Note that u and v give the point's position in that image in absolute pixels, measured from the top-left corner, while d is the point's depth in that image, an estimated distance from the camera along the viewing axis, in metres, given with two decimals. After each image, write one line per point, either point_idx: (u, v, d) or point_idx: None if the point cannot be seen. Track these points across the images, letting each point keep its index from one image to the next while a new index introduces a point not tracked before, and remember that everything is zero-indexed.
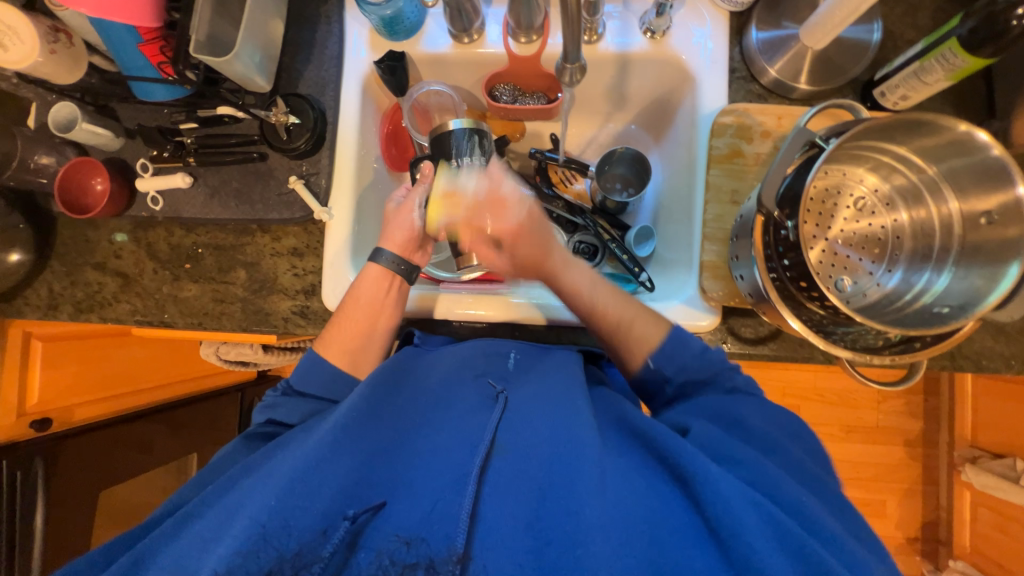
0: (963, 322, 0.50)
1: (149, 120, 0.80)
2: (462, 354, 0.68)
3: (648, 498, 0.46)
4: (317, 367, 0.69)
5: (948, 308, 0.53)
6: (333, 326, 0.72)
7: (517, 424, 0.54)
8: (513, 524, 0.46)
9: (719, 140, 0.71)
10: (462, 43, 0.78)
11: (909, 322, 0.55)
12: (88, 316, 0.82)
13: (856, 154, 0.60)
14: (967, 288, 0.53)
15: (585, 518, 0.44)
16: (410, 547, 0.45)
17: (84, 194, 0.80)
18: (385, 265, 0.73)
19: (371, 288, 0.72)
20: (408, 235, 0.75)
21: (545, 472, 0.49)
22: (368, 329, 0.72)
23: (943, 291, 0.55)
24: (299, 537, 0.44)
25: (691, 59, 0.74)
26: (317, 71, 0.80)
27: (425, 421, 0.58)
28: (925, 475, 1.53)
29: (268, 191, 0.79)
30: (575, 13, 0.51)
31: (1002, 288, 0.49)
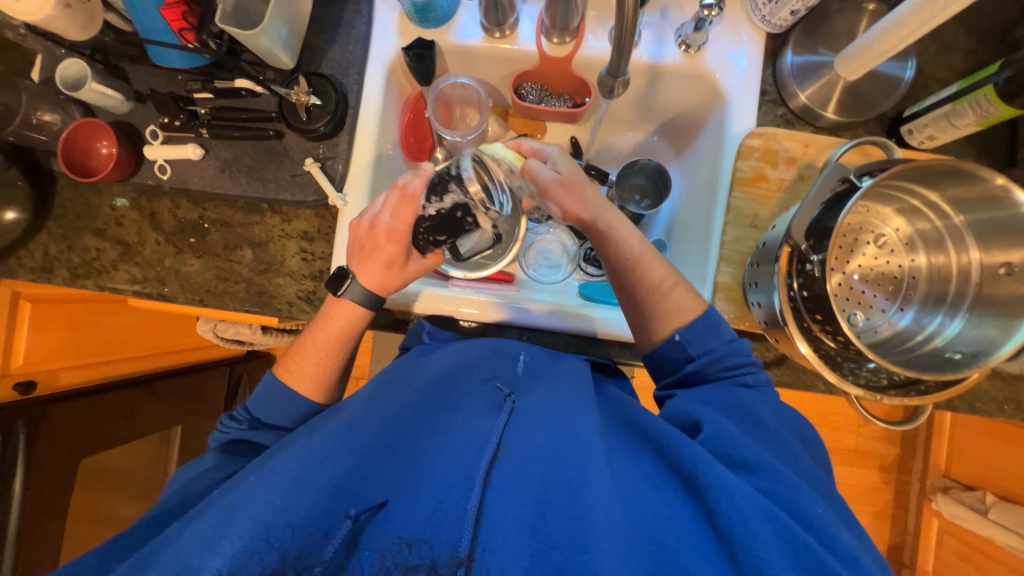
0: (974, 372, 0.51)
1: (161, 85, 0.77)
2: (471, 353, 0.67)
3: (658, 506, 0.46)
4: (282, 395, 0.67)
5: (960, 354, 0.54)
6: (300, 352, 0.70)
7: (522, 428, 0.54)
8: (517, 527, 0.45)
9: (745, 162, 0.71)
10: (493, 37, 0.76)
11: (918, 365, 0.57)
12: (85, 283, 0.80)
13: (885, 193, 0.60)
14: (979, 338, 0.54)
15: (594, 524, 0.44)
16: (412, 549, 0.44)
17: (89, 157, 0.77)
18: (353, 295, 0.69)
19: (348, 316, 0.70)
20: (387, 272, 0.69)
21: (552, 477, 0.48)
22: (334, 358, 0.70)
23: (954, 336, 0.56)
24: (302, 537, 0.44)
25: (724, 77, 0.74)
26: (342, 52, 0.77)
27: (430, 419, 0.57)
28: (896, 499, 1.58)
29: (282, 171, 0.77)
30: (630, 26, 0.52)
31: (1018, 339, 0.50)
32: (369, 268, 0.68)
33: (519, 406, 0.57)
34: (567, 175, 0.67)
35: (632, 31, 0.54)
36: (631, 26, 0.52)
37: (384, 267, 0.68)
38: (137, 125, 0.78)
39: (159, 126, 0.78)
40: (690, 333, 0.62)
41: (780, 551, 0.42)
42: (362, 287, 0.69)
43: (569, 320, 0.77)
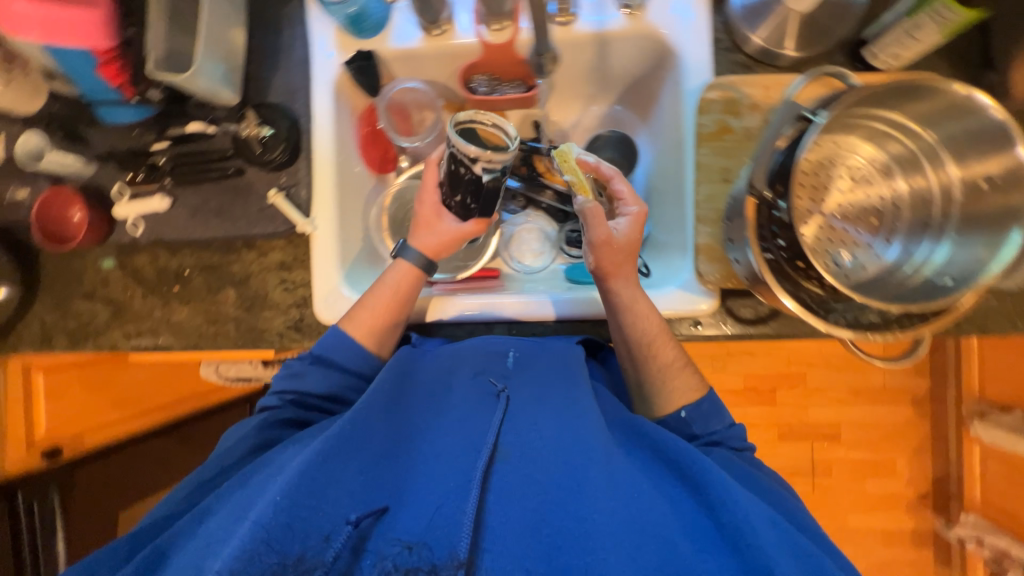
0: (967, 293, 0.46)
1: (119, 142, 0.78)
2: (463, 353, 0.67)
3: (661, 502, 0.48)
4: (341, 342, 0.68)
5: (950, 279, 0.50)
6: (360, 304, 0.71)
7: (520, 425, 0.54)
8: (517, 528, 0.46)
9: (706, 117, 0.68)
10: (432, 35, 0.75)
11: (909, 297, 0.52)
12: (83, 346, 0.82)
13: (849, 123, 0.57)
14: (969, 259, 0.49)
15: (595, 524, 0.45)
16: (412, 551, 0.45)
17: (63, 224, 0.78)
18: (413, 261, 0.72)
19: (408, 282, 0.72)
20: (413, 274, 0.72)
21: (549, 474, 0.49)
22: (391, 321, 0.71)
23: (943, 262, 0.52)
24: (301, 539, 0.43)
25: (671, 32, 0.71)
26: (286, 78, 0.77)
27: (427, 426, 0.57)
28: (933, 431, 1.54)
29: (249, 206, 0.77)
30: None
31: (1006, 256, 0.46)
32: (419, 228, 0.72)
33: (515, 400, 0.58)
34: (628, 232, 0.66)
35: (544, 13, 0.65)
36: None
37: (425, 228, 0.72)
38: (103, 185, 0.80)
39: (125, 182, 0.79)
40: (695, 413, 0.63)
41: (777, 540, 0.44)
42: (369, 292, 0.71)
43: (560, 309, 0.76)
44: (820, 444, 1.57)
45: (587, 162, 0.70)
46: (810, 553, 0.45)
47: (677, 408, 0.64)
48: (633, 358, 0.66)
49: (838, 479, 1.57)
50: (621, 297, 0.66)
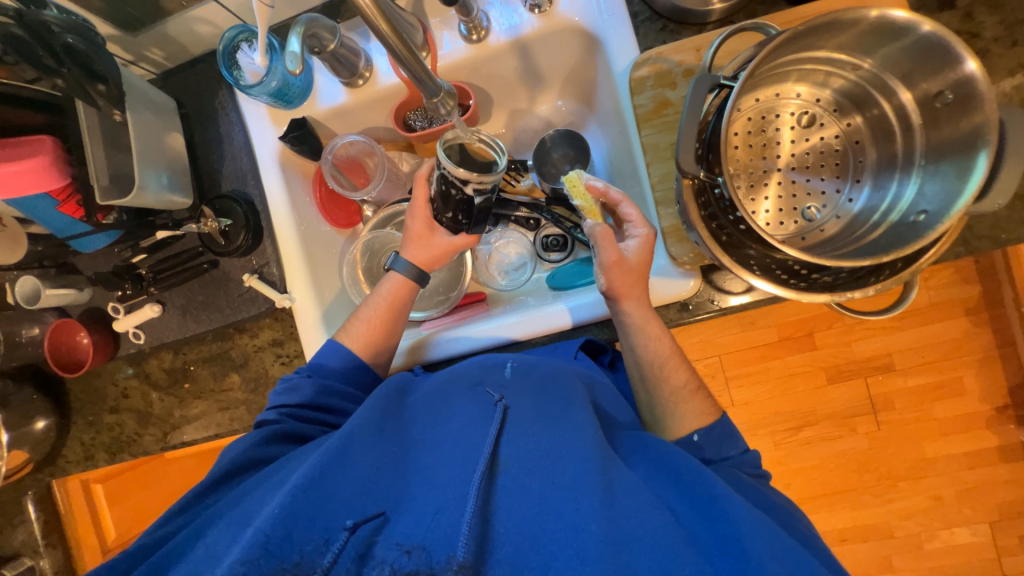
0: (939, 231, 0.44)
1: (104, 264, 0.83)
2: (459, 369, 0.68)
3: (661, 512, 0.48)
4: (337, 350, 0.72)
5: (924, 214, 0.48)
6: (356, 319, 0.75)
7: (517, 437, 0.54)
8: (513, 535, 0.47)
9: (642, 96, 0.65)
10: (357, 86, 0.75)
11: (882, 244, 0.49)
12: (121, 456, 0.88)
13: (781, 71, 0.53)
14: (941, 192, 0.47)
15: (591, 532, 0.45)
16: (411, 556, 0.45)
17: (74, 350, 0.83)
18: (403, 271, 0.75)
19: (402, 293, 0.76)
20: (404, 296, 0.76)
21: (546, 487, 0.50)
22: (391, 324, 0.75)
23: (914, 199, 0.50)
24: (300, 546, 0.45)
25: (586, 19, 0.69)
26: (233, 165, 0.79)
27: (428, 439, 0.59)
28: (997, 338, 1.42)
29: (230, 294, 0.80)
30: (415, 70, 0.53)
31: (976, 181, 0.43)
32: (410, 241, 0.75)
33: (514, 409, 0.58)
34: (635, 260, 0.62)
35: (408, 51, 0.50)
36: (402, 44, 0.49)
37: (417, 242, 0.75)
38: (100, 306, 0.84)
39: (117, 299, 0.82)
40: (708, 435, 0.63)
41: (774, 547, 0.45)
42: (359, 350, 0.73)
43: (547, 321, 0.75)
44: (874, 378, 1.47)
45: (595, 187, 0.65)
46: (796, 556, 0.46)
47: (690, 432, 0.63)
48: (645, 370, 0.66)
49: (903, 411, 1.46)
50: (630, 316, 0.64)
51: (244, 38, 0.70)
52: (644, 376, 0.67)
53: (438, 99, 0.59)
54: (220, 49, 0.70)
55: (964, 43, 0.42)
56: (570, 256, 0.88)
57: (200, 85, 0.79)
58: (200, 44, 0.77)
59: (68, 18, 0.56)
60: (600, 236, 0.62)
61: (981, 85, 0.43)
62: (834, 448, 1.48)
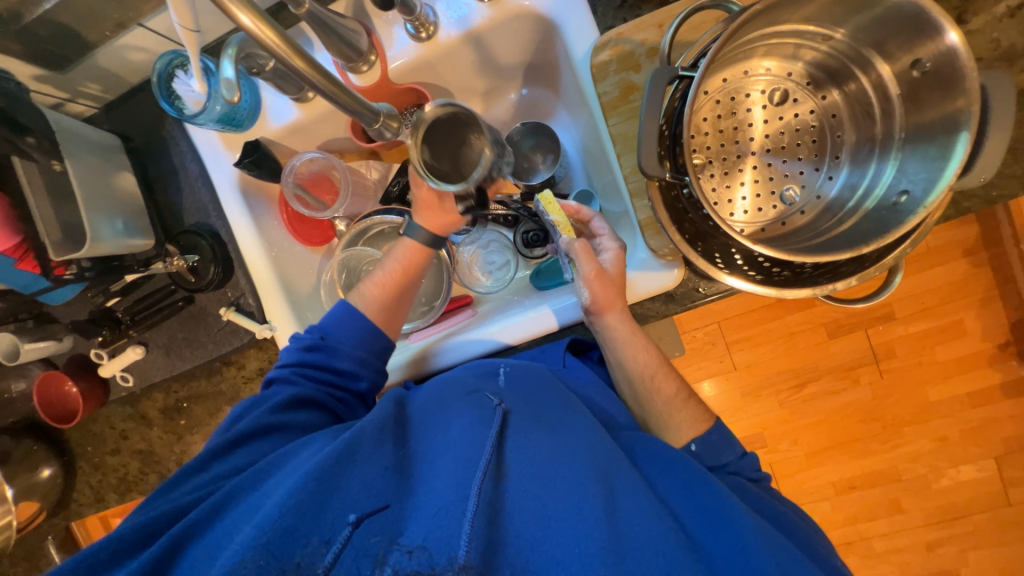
0: (919, 217, 0.42)
1: (80, 311, 0.81)
2: (456, 376, 0.67)
3: (661, 522, 0.48)
4: (354, 316, 0.71)
5: (906, 195, 0.45)
6: (369, 284, 0.75)
7: (519, 442, 0.54)
8: (518, 539, 0.46)
9: (605, 83, 0.62)
10: (308, 100, 0.71)
11: (862, 231, 0.47)
12: (131, 495, 0.89)
13: (748, 47, 0.49)
14: (923, 169, 0.45)
15: (594, 540, 0.44)
16: (411, 556, 0.42)
17: (64, 400, 0.83)
18: (419, 236, 0.75)
19: (416, 259, 0.75)
20: (416, 262, 0.76)
21: (549, 491, 0.49)
22: (407, 291, 0.75)
23: (893, 180, 0.47)
24: (301, 547, 0.44)
25: (539, 3, 0.64)
26: (193, 196, 0.76)
27: (427, 445, 0.57)
28: (997, 277, 1.40)
29: (211, 329, 0.79)
30: (320, 79, 0.45)
31: (959, 156, 0.41)
32: (421, 208, 0.74)
33: (514, 416, 0.57)
34: (611, 273, 0.62)
35: (322, 79, 0.45)
36: (309, 66, 0.43)
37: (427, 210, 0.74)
38: (85, 353, 0.83)
39: (99, 345, 0.81)
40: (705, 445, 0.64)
41: (773, 560, 0.46)
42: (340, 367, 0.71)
43: (531, 326, 0.73)
44: (875, 328, 1.46)
45: (569, 206, 0.67)
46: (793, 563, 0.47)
47: (687, 442, 0.65)
48: (639, 382, 0.66)
49: (905, 357, 1.46)
50: (616, 332, 0.63)
51: (178, 64, 0.66)
52: (639, 390, 0.67)
53: (380, 125, 0.54)
54: (154, 79, 0.65)
55: (944, 12, 0.39)
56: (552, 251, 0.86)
57: (145, 115, 0.75)
58: (136, 71, 0.73)
59: None
60: (579, 248, 0.61)
61: (961, 59, 0.40)
62: (837, 402, 1.50)
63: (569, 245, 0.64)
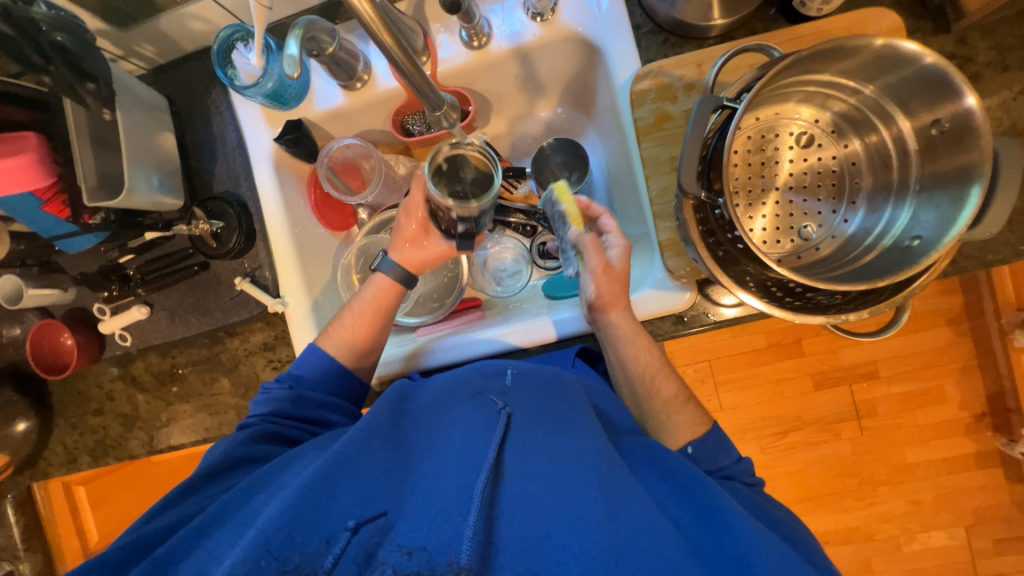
0: (932, 258, 0.46)
1: (90, 264, 0.80)
2: (462, 376, 0.67)
3: (666, 523, 0.47)
4: (315, 352, 0.71)
5: (918, 240, 0.49)
6: (338, 324, 0.74)
7: (521, 442, 0.53)
8: (520, 544, 0.44)
9: (642, 109, 0.65)
10: (355, 89, 0.74)
11: (876, 269, 0.51)
12: (105, 460, 0.86)
13: (783, 92, 0.54)
14: (935, 218, 0.48)
15: (597, 543, 0.43)
16: (412, 556, 0.43)
17: (57, 352, 0.81)
18: (391, 272, 0.75)
19: (388, 295, 0.75)
20: (391, 296, 0.75)
21: (550, 491, 0.48)
22: (378, 326, 0.75)
23: (908, 224, 0.51)
24: (301, 547, 0.44)
25: (590, 28, 0.69)
26: (226, 165, 0.77)
27: (431, 446, 0.57)
28: (977, 348, 1.45)
29: (221, 297, 0.78)
30: (407, 63, 0.47)
31: (969, 210, 0.45)
32: (400, 246, 0.76)
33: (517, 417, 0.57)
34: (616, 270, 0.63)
35: (415, 61, 0.47)
36: (402, 52, 0.46)
37: (411, 245, 0.76)
38: (86, 307, 0.82)
39: (102, 301, 0.80)
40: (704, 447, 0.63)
41: (774, 555, 0.46)
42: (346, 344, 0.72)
43: (539, 332, 0.75)
44: (860, 385, 1.50)
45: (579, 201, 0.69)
46: (794, 560, 0.47)
47: (684, 445, 0.65)
48: (640, 381, 0.67)
49: (885, 416, 1.50)
50: (618, 330, 0.65)
51: (240, 37, 0.69)
52: (640, 388, 0.67)
53: (442, 112, 0.57)
54: (215, 47, 0.68)
55: (963, 78, 0.44)
56: None
57: (193, 82, 0.77)
58: (193, 40, 0.75)
59: (57, 14, 0.57)
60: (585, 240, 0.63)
61: (981, 129, 0.45)
62: (818, 453, 1.51)
63: (580, 238, 0.64)
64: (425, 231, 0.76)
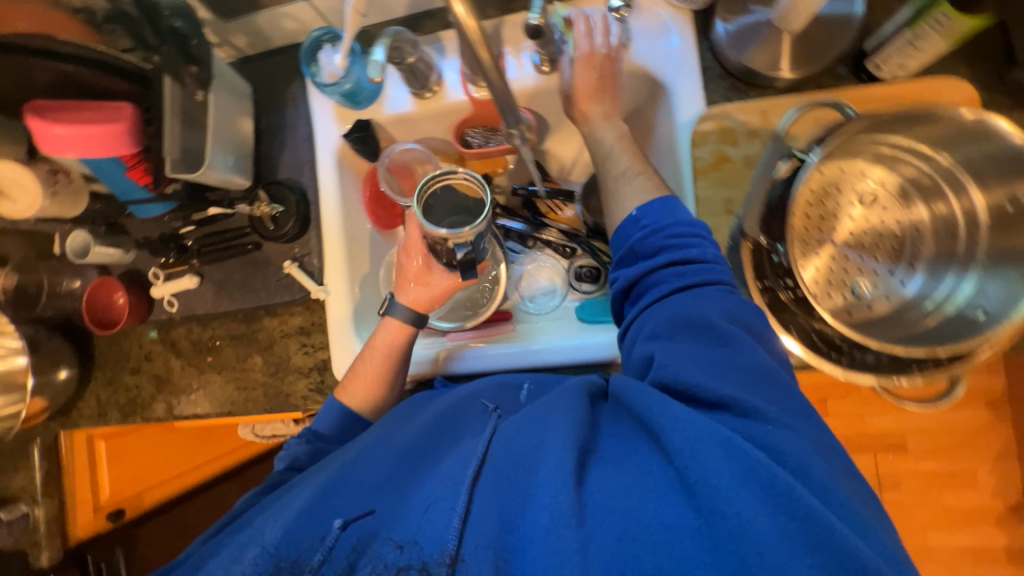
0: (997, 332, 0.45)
1: (154, 231, 0.85)
2: (474, 386, 0.62)
3: (649, 489, 0.41)
4: (329, 408, 0.71)
5: (983, 314, 0.48)
6: (353, 374, 0.72)
7: (504, 429, 0.50)
8: (495, 526, 0.42)
9: (702, 149, 0.67)
10: (424, 98, 0.78)
11: (935, 335, 0.51)
12: (133, 418, 0.89)
13: (854, 149, 0.56)
14: (1003, 293, 0.47)
15: (572, 523, 0.40)
16: (402, 550, 0.44)
17: (109, 309, 0.86)
18: (401, 315, 0.73)
19: (395, 339, 0.73)
20: (397, 338, 0.73)
21: (529, 471, 0.45)
22: (387, 375, 0.72)
23: (972, 296, 0.50)
24: (298, 546, 0.48)
25: (658, 68, 0.70)
26: (293, 155, 0.82)
27: (430, 441, 0.56)
28: (1018, 435, 1.36)
29: (268, 277, 0.81)
30: (496, 76, 0.49)
31: None
32: (407, 286, 0.74)
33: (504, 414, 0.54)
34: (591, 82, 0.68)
35: (507, 83, 0.51)
36: (493, 67, 0.48)
37: (415, 283, 0.74)
38: (142, 270, 0.86)
39: (159, 266, 0.85)
40: None
41: (783, 528, 0.36)
42: (394, 316, 0.73)
43: (570, 354, 0.75)
44: (885, 456, 1.42)
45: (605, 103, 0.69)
46: (842, 539, 0.36)
47: None
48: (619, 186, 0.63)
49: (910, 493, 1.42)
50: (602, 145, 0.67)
51: (328, 39, 0.72)
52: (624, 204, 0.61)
53: (517, 129, 0.59)
54: (306, 45, 0.72)
55: None
56: (601, 289, 0.88)
57: (275, 75, 0.83)
58: (283, 37, 0.81)
59: (179, 2, 0.62)
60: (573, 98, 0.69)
61: None
62: None
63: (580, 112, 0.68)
64: (428, 268, 0.75)
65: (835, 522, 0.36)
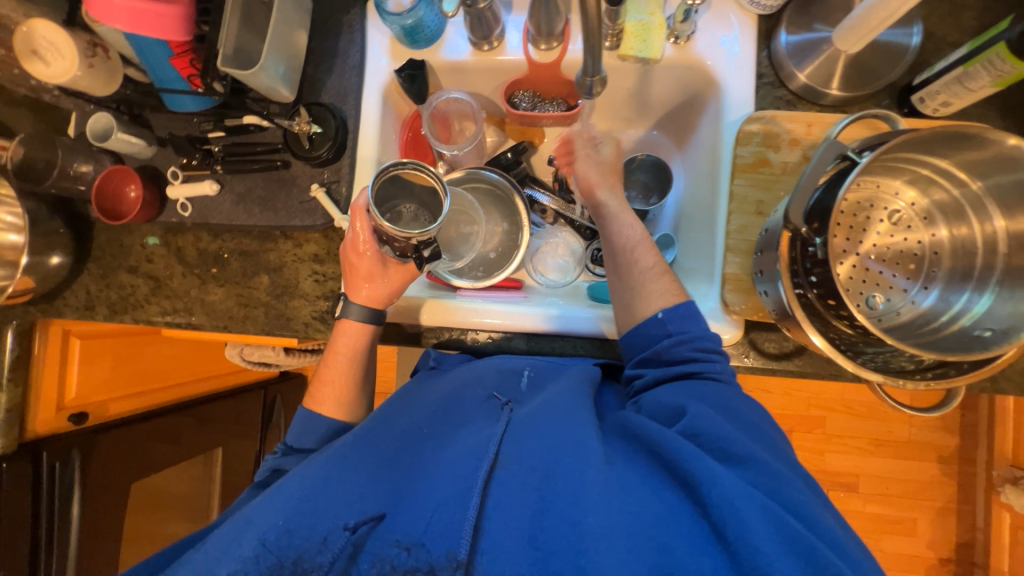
0: (1003, 348, 0.50)
1: (179, 129, 0.83)
2: (476, 370, 0.68)
3: (653, 501, 0.46)
4: (308, 424, 0.71)
5: (989, 331, 0.53)
6: (320, 382, 0.74)
7: (517, 436, 0.54)
8: (513, 535, 0.45)
9: (744, 148, 0.69)
10: (482, 50, 0.78)
11: (944, 345, 0.56)
12: (122, 317, 0.87)
13: (891, 167, 0.61)
14: (1010, 313, 0.52)
15: (588, 528, 0.44)
16: (410, 552, 0.46)
17: (119, 200, 0.82)
18: (358, 315, 0.73)
19: (353, 339, 0.73)
20: (353, 343, 0.73)
21: (546, 481, 0.49)
22: (354, 378, 0.74)
23: (983, 314, 0.55)
24: (300, 544, 0.48)
25: (716, 64, 0.72)
26: (339, 80, 0.80)
27: (435, 434, 0.59)
28: (959, 493, 1.44)
29: (290, 199, 0.80)
30: (595, 27, 0.51)
31: None
32: (359, 285, 0.73)
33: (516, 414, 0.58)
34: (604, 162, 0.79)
35: (599, 32, 0.53)
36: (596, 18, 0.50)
37: (369, 282, 0.73)
38: (160, 168, 0.84)
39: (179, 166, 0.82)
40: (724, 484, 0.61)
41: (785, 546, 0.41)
42: (359, 306, 0.73)
43: (577, 325, 0.76)
44: (837, 494, 1.47)
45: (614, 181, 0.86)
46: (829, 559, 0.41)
47: None
48: (617, 254, 0.72)
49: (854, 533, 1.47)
50: (611, 215, 0.75)
51: None
52: (617, 271, 0.71)
53: (590, 79, 0.62)
54: None
55: None
56: None
57: None
58: None
59: None
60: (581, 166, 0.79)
61: None
62: None
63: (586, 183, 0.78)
64: (382, 264, 0.73)
65: (825, 549, 0.42)
